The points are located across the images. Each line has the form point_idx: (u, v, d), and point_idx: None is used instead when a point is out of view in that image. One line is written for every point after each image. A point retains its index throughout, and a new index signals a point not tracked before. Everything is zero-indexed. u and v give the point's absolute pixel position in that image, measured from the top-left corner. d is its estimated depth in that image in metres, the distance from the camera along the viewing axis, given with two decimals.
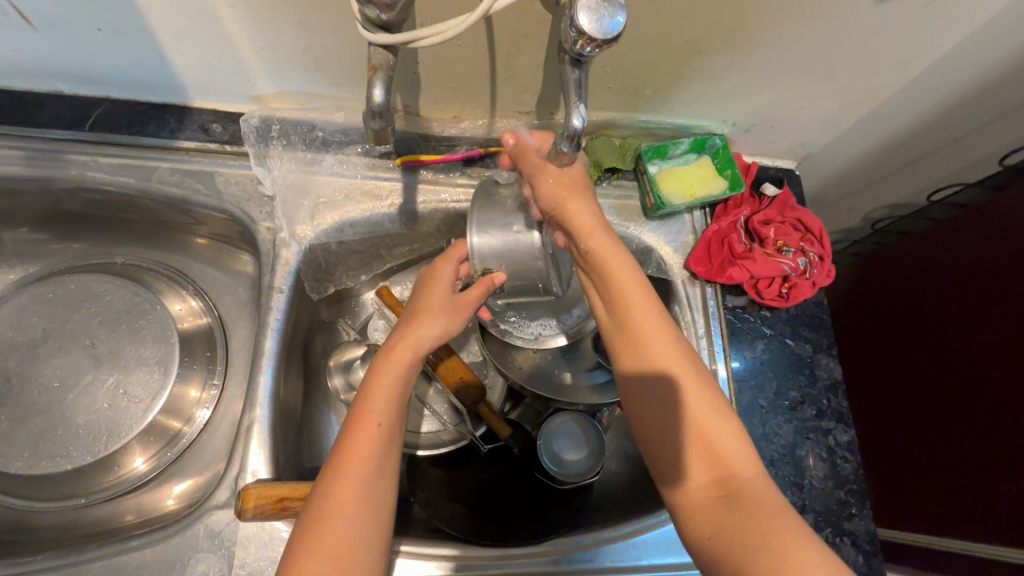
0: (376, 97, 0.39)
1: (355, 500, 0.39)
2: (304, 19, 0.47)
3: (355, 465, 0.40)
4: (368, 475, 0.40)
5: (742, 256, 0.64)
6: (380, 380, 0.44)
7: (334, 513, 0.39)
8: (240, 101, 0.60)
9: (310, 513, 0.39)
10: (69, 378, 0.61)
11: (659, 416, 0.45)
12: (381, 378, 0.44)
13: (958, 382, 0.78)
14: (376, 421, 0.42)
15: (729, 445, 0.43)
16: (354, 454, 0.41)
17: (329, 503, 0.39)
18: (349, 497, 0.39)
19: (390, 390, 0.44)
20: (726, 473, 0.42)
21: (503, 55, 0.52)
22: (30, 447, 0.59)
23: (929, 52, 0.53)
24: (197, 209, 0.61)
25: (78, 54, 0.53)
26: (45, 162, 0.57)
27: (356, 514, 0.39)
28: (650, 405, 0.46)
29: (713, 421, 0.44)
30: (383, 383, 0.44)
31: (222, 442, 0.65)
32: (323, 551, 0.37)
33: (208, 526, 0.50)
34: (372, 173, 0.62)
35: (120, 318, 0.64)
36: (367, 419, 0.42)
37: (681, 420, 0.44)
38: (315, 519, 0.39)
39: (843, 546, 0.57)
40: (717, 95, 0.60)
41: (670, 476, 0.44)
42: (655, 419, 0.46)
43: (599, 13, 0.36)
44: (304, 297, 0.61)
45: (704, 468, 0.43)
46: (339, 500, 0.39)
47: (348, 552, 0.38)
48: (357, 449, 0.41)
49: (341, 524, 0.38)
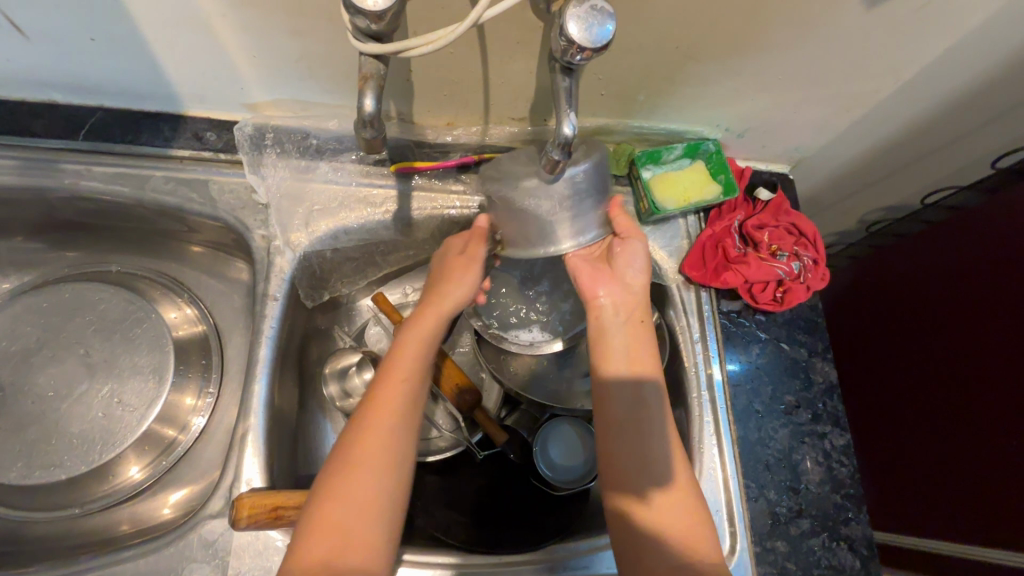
0: (367, 107, 0.38)
1: (377, 447, 0.45)
2: (298, 27, 0.47)
3: (384, 415, 0.47)
4: (395, 424, 0.47)
5: (736, 260, 0.64)
6: (408, 344, 0.51)
7: (364, 454, 0.45)
8: (232, 109, 0.60)
9: (341, 457, 0.45)
10: (63, 388, 0.61)
11: (643, 434, 0.49)
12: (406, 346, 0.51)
13: (953, 390, 0.78)
14: (400, 376, 0.49)
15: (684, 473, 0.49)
16: (381, 409, 0.47)
17: (359, 446, 0.45)
18: (372, 445, 0.45)
19: (415, 356, 0.50)
20: (684, 498, 0.47)
21: (496, 63, 0.52)
22: (24, 457, 0.58)
23: (919, 57, 0.54)
24: (191, 217, 0.61)
25: (73, 63, 0.53)
26: (40, 172, 0.57)
27: (382, 459, 0.45)
28: (619, 429, 0.49)
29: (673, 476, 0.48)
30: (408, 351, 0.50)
31: (217, 451, 0.65)
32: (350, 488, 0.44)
33: (202, 537, 0.50)
34: (367, 180, 0.62)
35: (115, 326, 0.64)
36: (391, 379, 0.49)
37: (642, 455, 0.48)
38: (345, 461, 0.45)
39: (840, 550, 0.57)
40: (711, 101, 0.60)
41: (637, 487, 0.47)
42: (627, 428, 0.49)
43: (587, 22, 0.36)
44: (298, 304, 0.61)
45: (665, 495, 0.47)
46: (363, 448, 0.45)
47: (371, 493, 0.44)
48: (384, 400, 0.48)
49: (368, 466, 0.45)
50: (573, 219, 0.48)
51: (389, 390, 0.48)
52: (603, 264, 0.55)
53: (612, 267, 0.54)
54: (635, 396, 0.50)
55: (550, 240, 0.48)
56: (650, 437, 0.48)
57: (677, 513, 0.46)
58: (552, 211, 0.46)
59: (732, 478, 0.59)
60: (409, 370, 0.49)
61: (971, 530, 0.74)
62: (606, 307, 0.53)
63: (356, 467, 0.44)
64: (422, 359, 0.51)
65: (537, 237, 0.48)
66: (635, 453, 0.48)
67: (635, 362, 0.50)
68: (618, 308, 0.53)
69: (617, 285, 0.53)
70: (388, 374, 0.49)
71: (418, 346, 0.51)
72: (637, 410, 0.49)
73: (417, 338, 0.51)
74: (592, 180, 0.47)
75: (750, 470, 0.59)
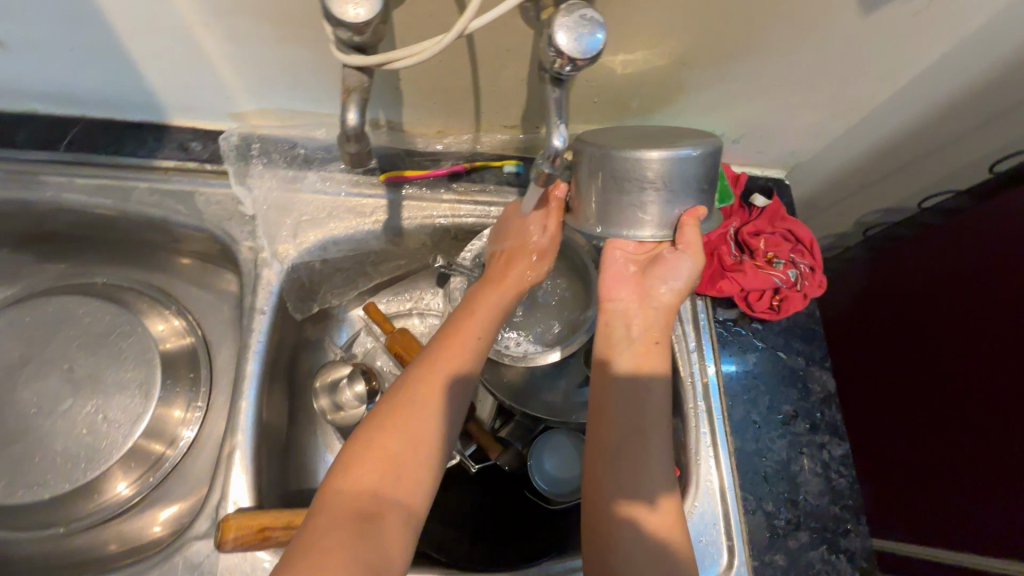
0: (351, 120, 0.38)
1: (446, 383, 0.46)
2: (282, 36, 0.46)
3: (457, 360, 0.48)
4: (463, 374, 0.48)
5: (732, 269, 0.63)
6: (484, 304, 0.53)
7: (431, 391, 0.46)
8: (218, 118, 0.58)
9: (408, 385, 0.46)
10: (46, 404, 0.60)
11: (638, 439, 0.48)
12: (486, 299, 0.53)
13: (953, 396, 0.77)
14: (476, 330, 0.51)
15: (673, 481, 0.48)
16: (456, 352, 0.49)
17: (428, 381, 0.46)
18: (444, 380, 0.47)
19: (492, 310, 0.53)
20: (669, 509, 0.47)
21: (486, 71, 0.51)
22: (7, 475, 0.57)
23: (916, 62, 0.53)
24: (177, 229, 0.60)
25: (53, 74, 0.51)
26: (20, 184, 0.56)
27: (447, 402, 0.46)
28: (619, 426, 0.49)
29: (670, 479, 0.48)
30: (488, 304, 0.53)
31: (206, 466, 0.63)
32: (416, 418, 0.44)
33: (188, 558, 0.49)
34: (356, 190, 0.61)
35: (100, 340, 0.63)
36: (468, 326, 0.51)
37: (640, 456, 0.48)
38: (415, 390, 0.45)
39: (839, 563, 0.56)
40: (706, 107, 0.60)
41: (625, 495, 0.46)
42: (621, 431, 0.48)
43: (578, 31, 0.35)
44: (287, 317, 0.60)
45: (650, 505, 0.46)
46: (434, 380, 0.46)
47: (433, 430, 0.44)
48: (458, 348, 0.49)
49: (434, 405, 0.45)
50: (660, 205, 0.46)
51: (467, 334, 0.50)
52: (638, 270, 0.55)
53: (643, 278, 0.54)
54: (634, 396, 0.50)
55: (627, 219, 0.46)
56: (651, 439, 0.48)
57: (658, 523, 0.46)
58: (649, 182, 0.44)
59: (729, 490, 0.58)
60: (483, 328, 0.51)
61: (968, 538, 0.73)
62: (621, 311, 0.54)
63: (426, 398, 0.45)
64: (493, 319, 0.53)
65: (614, 206, 0.46)
66: (633, 454, 0.48)
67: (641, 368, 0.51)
68: (631, 317, 0.54)
69: (639, 294, 0.54)
70: (466, 321, 0.51)
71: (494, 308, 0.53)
72: (639, 411, 0.49)
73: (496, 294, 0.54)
74: (697, 176, 0.45)
75: (748, 482, 0.58)
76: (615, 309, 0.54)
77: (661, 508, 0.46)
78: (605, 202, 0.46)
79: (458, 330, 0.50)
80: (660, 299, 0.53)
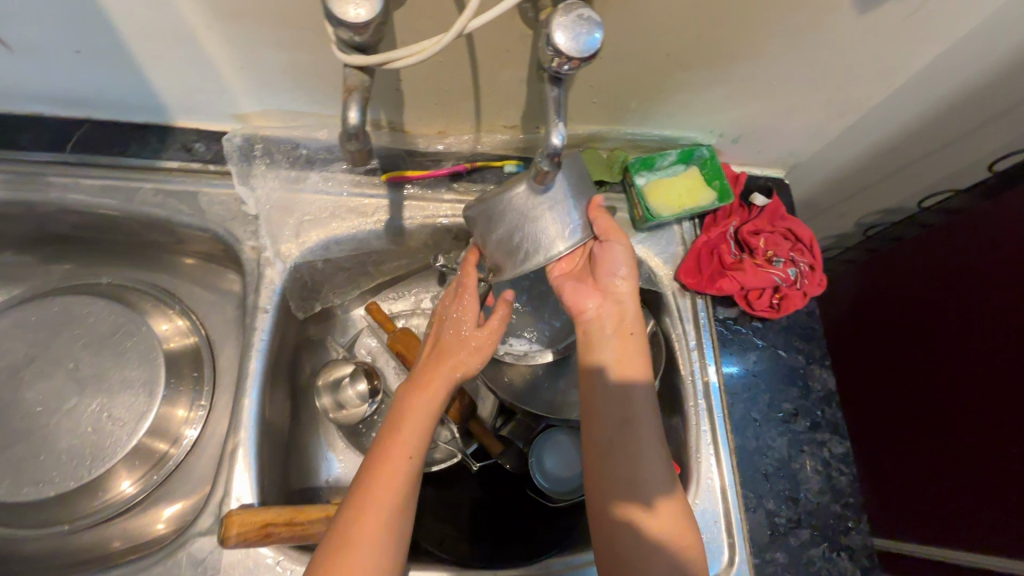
0: (351, 119, 0.38)
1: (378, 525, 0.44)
2: (285, 37, 0.47)
3: (389, 493, 0.45)
4: (395, 503, 0.45)
5: (732, 267, 0.63)
6: (416, 409, 0.50)
7: (362, 532, 0.43)
8: (221, 119, 0.59)
9: (337, 535, 0.44)
10: (52, 402, 0.60)
11: (630, 452, 0.49)
12: (414, 413, 0.49)
13: (955, 398, 0.77)
14: (407, 451, 0.47)
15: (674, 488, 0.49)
16: (388, 486, 0.46)
17: (358, 526, 0.44)
18: (377, 525, 0.44)
19: (423, 423, 0.49)
20: (666, 516, 0.48)
21: (485, 71, 0.51)
22: (12, 474, 0.58)
23: (915, 61, 0.53)
24: (181, 229, 0.60)
25: (58, 76, 0.52)
26: (26, 185, 0.57)
27: (382, 541, 0.44)
28: (613, 431, 0.50)
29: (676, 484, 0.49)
30: (417, 418, 0.49)
31: (210, 464, 0.64)
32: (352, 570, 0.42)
33: (192, 554, 0.49)
34: (358, 190, 0.61)
35: (104, 339, 0.63)
36: (398, 451, 0.47)
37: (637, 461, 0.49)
38: (343, 541, 0.43)
39: (840, 561, 0.56)
40: (705, 107, 0.60)
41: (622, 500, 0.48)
42: (610, 447, 0.50)
43: (575, 31, 0.35)
44: (290, 316, 0.60)
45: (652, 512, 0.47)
46: (364, 526, 0.44)
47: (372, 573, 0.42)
48: (388, 480, 0.46)
49: (369, 546, 0.43)
50: (561, 218, 0.46)
51: (396, 463, 0.47)
52: (588, 277, 0.55)
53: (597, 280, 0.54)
54: (622, 403, 0.51)
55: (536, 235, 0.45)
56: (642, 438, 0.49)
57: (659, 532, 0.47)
58: (540, 202, 0.45)
59: (730, 488, 0.58)
60: (415, 439, 0.48)
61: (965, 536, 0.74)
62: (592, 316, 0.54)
63: (358, 547, 0.43)
64: (426, 431, 0.49)
65: (520, 240, 0.46)
66: (634, 461, 0.49)
67: (623, 367, 0.51)
68: (603, 319, 0.53)
69: (604, 293, 0.54)
70: (393, 443, 0.48)
71: (426, 411, 0.50)
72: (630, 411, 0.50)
73: (426, 403, 0.50)
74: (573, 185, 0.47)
75: (749, 479, 0.58)
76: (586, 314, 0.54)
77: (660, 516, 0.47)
78: (505, 241, 0.46)
79: (387, 450, 0.47)
80: (621, 290, 0.53)
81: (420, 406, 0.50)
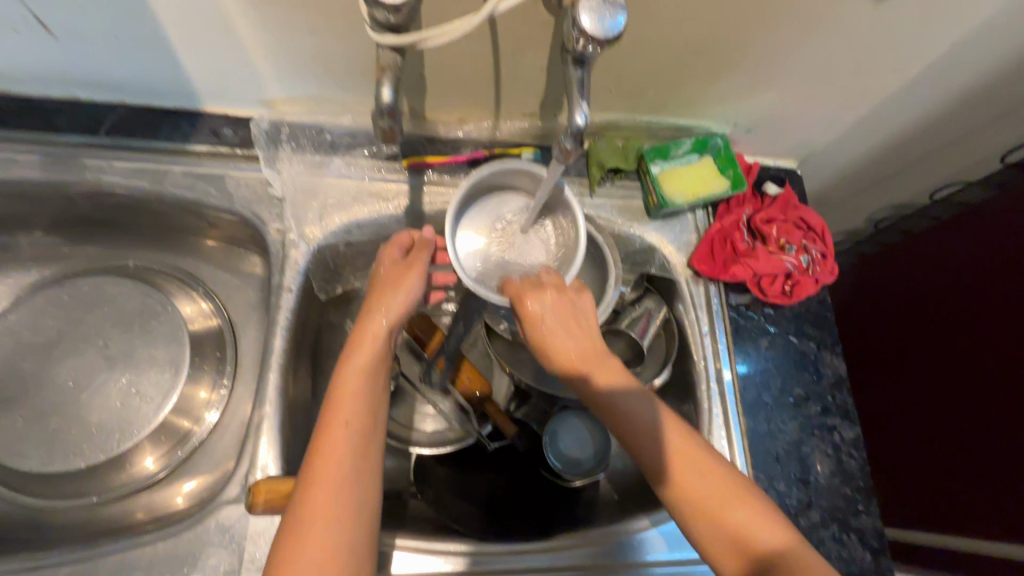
0: (385, 97, 0.40)
1: (330, 499, 0.39)
2: (314, 23, 0.48)
3: (332, 466, 0.41)
4: (344, 478, 0.40)
5: (745, 254, 0.65)
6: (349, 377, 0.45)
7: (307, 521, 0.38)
8: (249, 105, 0.61)
9: (288, 524, 0.39)
10: (83, 378, 0.63)
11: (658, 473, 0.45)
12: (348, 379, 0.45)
13: (965, 392, 0.78)
14: (344, 420, 0.43)
15: (680, 470, 0.44)
16: (328, 459, 0.41)
17: (307, 514, 0.39)
18: (326, 501, 0.39)
19: (361, 387, 0.45)
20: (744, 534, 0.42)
21: (507, 58, 0.53)
22: (45, 446, 0.60)
23: (928, 50, 0.54)
24: (209, 211, 0.62)
25: (96, 61, 0.54)
26: (61, 167, 0.59)
27: (336, 516, 0.39)
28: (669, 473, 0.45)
29: (733, 500, 0.43)
30: (352, 381, 0.45)
31: (231, 442, 0.65)
32: (309, 555, 0.37)
33: (220, 521, 0.51)
34: (379, 176, 0.63)
35: (133, 319, 0.66)
36: (336, 420, 0.43)
37: (693, 503, 0.43)
38: (298, 522, 0.39)
39: (850, 542, 0.57)
40: (719, 96, 0.61)
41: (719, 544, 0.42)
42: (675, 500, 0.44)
43: (600, 13, 0.37)
44: (312, 297, 0.62)
45: (702, 520, 0.43)
46: (315, 507, 0.39)
47: (334, 559, 0.38)
48: (333, 453, 0.41)
49: (322, 528, 0.38)
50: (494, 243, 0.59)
51: (336, 432, 0.42)
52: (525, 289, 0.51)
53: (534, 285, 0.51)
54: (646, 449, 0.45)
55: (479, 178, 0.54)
56: (681, 471, 0.44)
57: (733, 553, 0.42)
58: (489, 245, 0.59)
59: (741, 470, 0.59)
60: (354, 407, 0.43)
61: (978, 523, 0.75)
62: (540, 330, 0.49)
63: (314, 528, 0.38)
64: (366, 393, 0.44)
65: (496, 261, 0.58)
66: (700, 509, 0.43)
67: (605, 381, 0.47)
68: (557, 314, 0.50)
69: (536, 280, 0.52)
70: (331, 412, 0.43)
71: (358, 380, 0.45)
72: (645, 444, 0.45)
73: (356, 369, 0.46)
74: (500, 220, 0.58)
75: (760, 461, 0.59)
76: (535, 318, 0.49)
77: (745, 537, 0.42)
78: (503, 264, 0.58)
79: (322, 430, 0.42)
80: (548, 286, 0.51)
81: (353, 375, 0.45)
